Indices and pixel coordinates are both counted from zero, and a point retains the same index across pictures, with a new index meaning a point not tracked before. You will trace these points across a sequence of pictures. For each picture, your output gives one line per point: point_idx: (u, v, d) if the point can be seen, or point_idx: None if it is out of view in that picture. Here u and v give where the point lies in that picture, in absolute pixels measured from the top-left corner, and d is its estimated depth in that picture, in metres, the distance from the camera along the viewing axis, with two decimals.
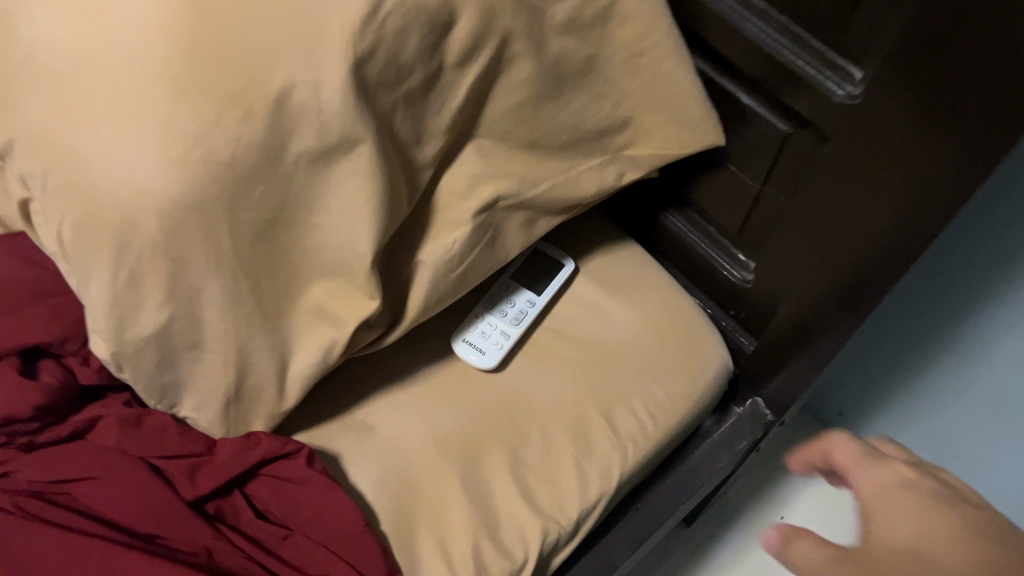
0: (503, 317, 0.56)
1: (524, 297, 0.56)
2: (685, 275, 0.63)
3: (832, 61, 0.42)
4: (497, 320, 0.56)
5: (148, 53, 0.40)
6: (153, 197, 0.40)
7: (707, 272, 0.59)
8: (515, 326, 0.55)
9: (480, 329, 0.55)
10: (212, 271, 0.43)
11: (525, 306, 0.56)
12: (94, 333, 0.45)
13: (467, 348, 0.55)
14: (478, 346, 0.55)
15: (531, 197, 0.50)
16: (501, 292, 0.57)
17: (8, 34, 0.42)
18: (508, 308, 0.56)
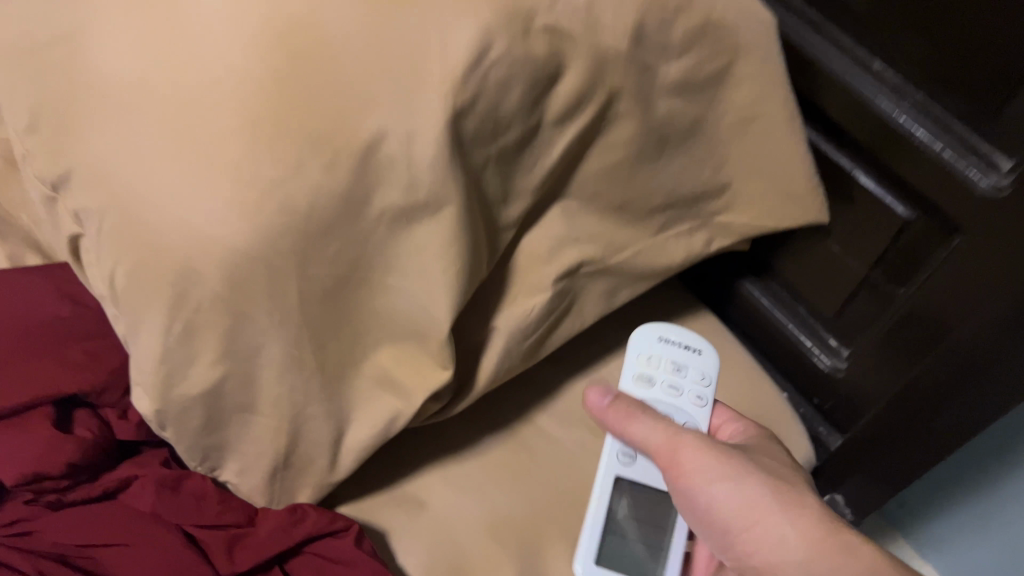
0: (665, 405, 0.44)
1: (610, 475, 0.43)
2: (766, 355, 0.59)
3: (978, 149, 0.38)
4: (671, 388, 0.45)
5: (231, 84, 0.36)
6: (218, 243, 0.37)
7: (790, 353, 0.55)
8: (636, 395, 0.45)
9: (691, 380, 0.45)
10: (275, 328, 0.39)
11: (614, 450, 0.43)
12: (139, 384, 0.41)
13: (689, 339, 0.47)
14: (675, 338, 0.46)
15: (614, 264, 0.46)
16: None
17: (77, 58, 0.39)
18: (661, 400, 0.44)
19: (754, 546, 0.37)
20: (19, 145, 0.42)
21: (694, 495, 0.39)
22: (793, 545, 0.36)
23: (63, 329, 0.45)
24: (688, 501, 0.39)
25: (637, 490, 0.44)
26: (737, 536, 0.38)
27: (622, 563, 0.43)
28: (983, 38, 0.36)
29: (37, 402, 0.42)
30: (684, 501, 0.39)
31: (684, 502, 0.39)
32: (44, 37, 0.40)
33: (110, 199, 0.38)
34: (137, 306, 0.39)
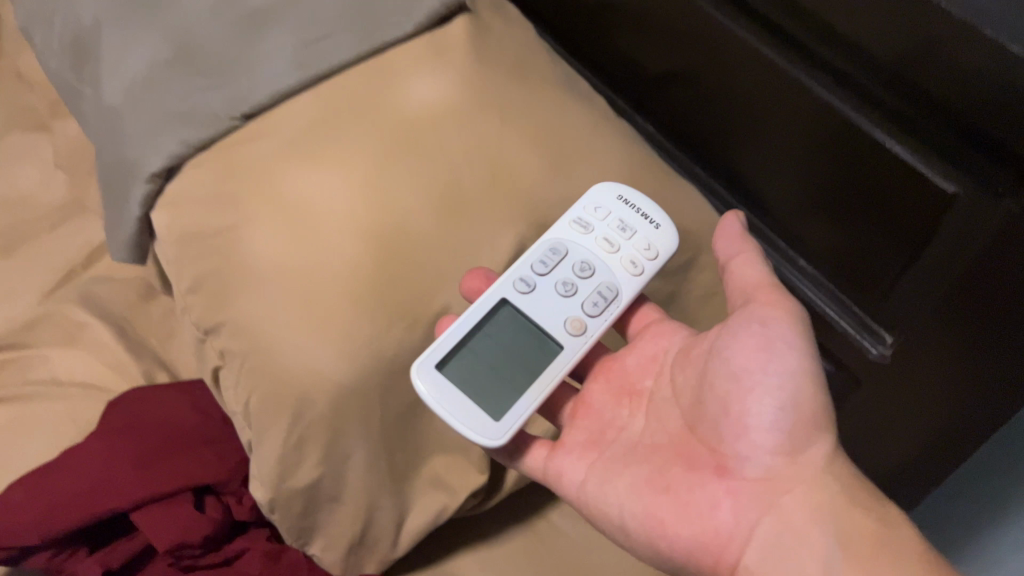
0: (592, 257, 0.52)
1: (496, 292, 0.50)
2: None
3: (868, 325, 0.54)
4: (608, 242, 0.53)
5: (347, 270, 0.52)
6: (328, 380, 0.51)
7: None
8: (570, 234, 0.53)
9: (633, 243, 0.52)
10: (361, 442, 0.53)
11: (531, 258, 0.52)
12: (256, 479, 0.55)
13: (650, 210, 0.53)
14: (634, 203, 0.54)
15: None
16: (583, 331, 0.50)
17: (232, 241, 0.55)
18: (575, 282, 0.52)
19: (783, 429, 0.42)
20: (180, 299, 0.58)
21: (756, 352, 0.43)
22: (790, 471, 0.42)
23: (197, 435, 0.60)
24: (750, 365, 0.43)
25: (519, 317, 0.50)
26: (750, 425, 0.42)
27: (467, 368, 0.48)
28: (858, 253, 0.52)
29: (183, 489, 0.56)
30: (739, 359, 0.43)
31: (747, 339, 0.43)
32: (207, 227, 0.56)
33: (252, 346, 0.53)
34: (265, 423, 0.53)
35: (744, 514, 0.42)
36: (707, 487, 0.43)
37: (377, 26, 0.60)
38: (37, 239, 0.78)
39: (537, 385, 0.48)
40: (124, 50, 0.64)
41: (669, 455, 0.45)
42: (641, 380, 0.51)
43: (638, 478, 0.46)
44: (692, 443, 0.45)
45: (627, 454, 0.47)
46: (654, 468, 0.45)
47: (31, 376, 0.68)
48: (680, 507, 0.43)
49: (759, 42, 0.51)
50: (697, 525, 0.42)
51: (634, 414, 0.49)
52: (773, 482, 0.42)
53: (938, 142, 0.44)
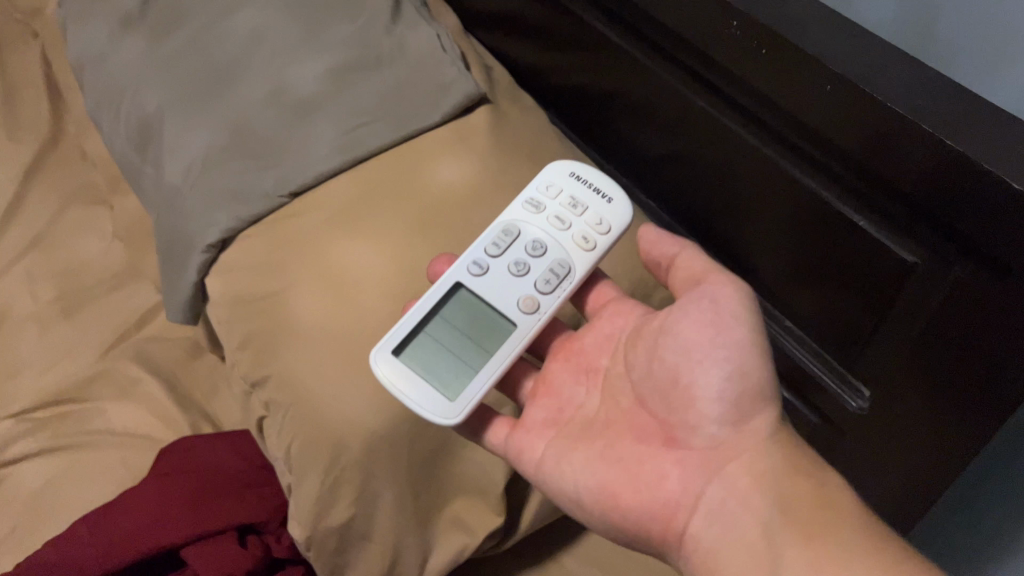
0: (545, 235, 0.55)
1: (449, 278, 0.53)
2: None
3: (848, 380, 0.61)
4: (559, 219, 0.55)
5: (382, 331, 0.59)
6: (363, 427, 0.58)
7: None
8: (523, 216, 0.56)
9: (585, 219, 0.55)
10: (390, 484, 0.59)
11: (486, 241, 0.55)
12: (294, 518, 0.61)
13: (603, 186, 0.56)
14: (587, 179, 0.56)
15: None
16: (535, 309, 0.52)
17: (280, 305, 0.62)
18: (528, 260, 0.54)
19: (731, 393, 0.46)
20: (231, 356, 0.65)
21: (704, 327, 0.46)
22: (735, 440, 0.46)
23: (241, 479, 0.66)
24: (699, 340, 0.46)
25: (475, 300, 0.54)
26: (699, 396, 0.46)
27: (427, 352, 0.52)
28: (834, 314, 0.59)
29: (228, 527, 0.62)
30: (688, 332, 0.47)
31: (694, 316, 0.47)
32: (258, 292, 0.64)
33: (295, 398, 0.60)
34: (305, 468, 0.59)
35: (693, 482, 0.46)
36: (655, 460, 0.47)
37: (408, 116, 0.68)
38: (96, 302, 0.86)
39: (496, 359, 0.51)
40: (184, 136, 0.72)
41: (618, 428, 0.50)
42: (598, 360, 0.54)
43: (592, 449, 0.50)
44: (640, 419, 0.50)
45: (586, 431, 0.51)
46: (607, 444, 0.50)
47: (87, 427, 0.75)
48: (632, 479, 0.47)
49: (743, 131, 0.58)
50: (650, 495, 0.46)
51: (590, 392, 0.53)
52: (720, 450, 0.46)
53: (884, 212, 0.51)
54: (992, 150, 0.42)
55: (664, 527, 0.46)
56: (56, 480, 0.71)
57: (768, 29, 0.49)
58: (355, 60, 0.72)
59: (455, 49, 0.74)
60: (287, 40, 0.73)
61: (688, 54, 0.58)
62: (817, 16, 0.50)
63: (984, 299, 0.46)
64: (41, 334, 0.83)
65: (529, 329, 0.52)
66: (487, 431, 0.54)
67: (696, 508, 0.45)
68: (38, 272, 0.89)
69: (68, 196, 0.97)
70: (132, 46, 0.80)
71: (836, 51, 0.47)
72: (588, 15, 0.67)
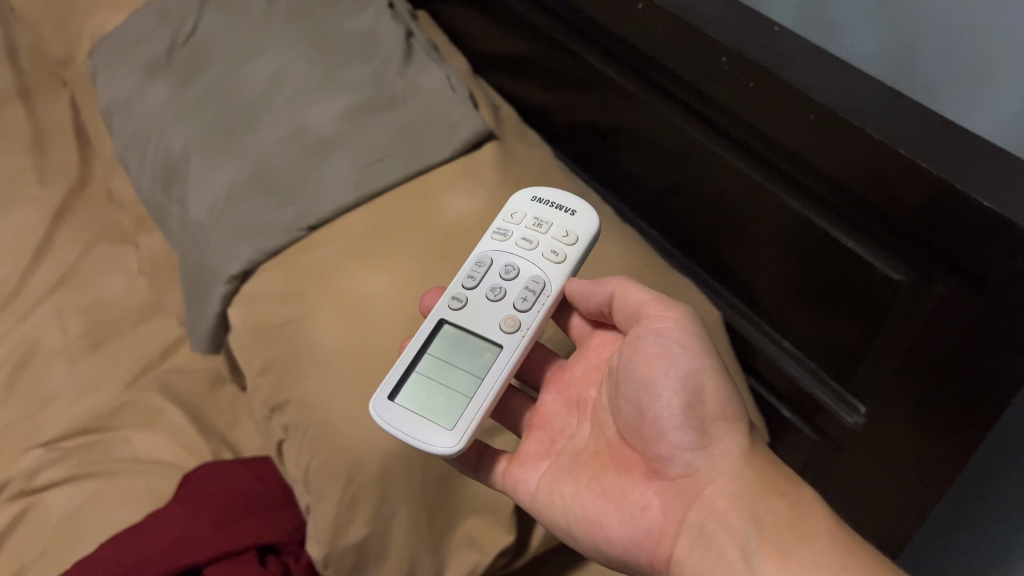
0: (515, 257, 0.57)
1: (432, 316, 0.56)
2: None
3: (845, 398, 0.63)
4: (527, 241, 0.57)
5: (394, 355, 0.62)
6: (378, 447, 0.60)
7: None
8: (495, 246, 0.58)
9: (551, 235, 0.56)
10: (405, 503, 0.61)
11: (462, 276, 0.57)
12: (313, 538, 0.63)
13: (564, 202, 0.57)
14: (548, 200, 0.58)
15: None
16: (516, 328, 0.54)
17: (299, 333, 0.66)
18: (503, 284, 0.56)
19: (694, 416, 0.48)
20: (252, 382, 0.68)
21: (655, 360, 0.49)
22: (709, 465, 0.47)
23: (260, 501, 0.68)
24: (652, 373, 0.49)
25: (461, 331, 0.55)
26: (666, 427, 0.48)
27: (420, 388, 0.54)
28: (827, 333, 0.62)
29: (248, 547, 0.64)
30: (644, 367, 0.50)
31: (645, 350, 0.50)
32: (277, 320, 0.67)
33: (314, 420, 0.63)
34: (323, 487, 0.62)
35: (673, 508, 0.48)
36: (636, 489, 0.49)
37: (420, 153, 0.72)
38: (122, 336, 0.89)
39: (487, 381, 0.52)
40: (208, 175, 0.76)
41: (604, 459, 0.52)
42: (586, 391, 0.57)
43: (578, 482, 0.52)
44: (623, 448, 0.52)
45: (573, 462, 0.54)
46: (593, 476, 0.52)
47: (113, 455, 0.78)
48: (616, 508, 0.49)
49: (737, 160, 0.61)
50: (634, 525, 0.48)
51: (581, 423, 0.56)
52: (696, 476, 0.47)
53: (869, 232, 0.53)
54: (963, 172, 0.45)
55: (650, 553, 0.48)
56: (83, 505, 0.74)
57: (756, 64, 0.53)
58: (369, 101, 0.76)
59: (464, 89, 0.78)
60: (306, 83, 0.78)
61: (680, 87, 0.62)
62: (800, 52, 0.53)
63: (966, 310, 0.49)
64: (70, 367, 0.87)
65: (515, 347, 0.53)
66: (484, 468, 0.56)
67: (678, 533, 0.47)
68: (68, 309, 0.93)
69: (96, 236, 1.02)
70: (158, 92, 0.85)
71: (818, 84, 0.51)
72: (589, 55, 0.71)
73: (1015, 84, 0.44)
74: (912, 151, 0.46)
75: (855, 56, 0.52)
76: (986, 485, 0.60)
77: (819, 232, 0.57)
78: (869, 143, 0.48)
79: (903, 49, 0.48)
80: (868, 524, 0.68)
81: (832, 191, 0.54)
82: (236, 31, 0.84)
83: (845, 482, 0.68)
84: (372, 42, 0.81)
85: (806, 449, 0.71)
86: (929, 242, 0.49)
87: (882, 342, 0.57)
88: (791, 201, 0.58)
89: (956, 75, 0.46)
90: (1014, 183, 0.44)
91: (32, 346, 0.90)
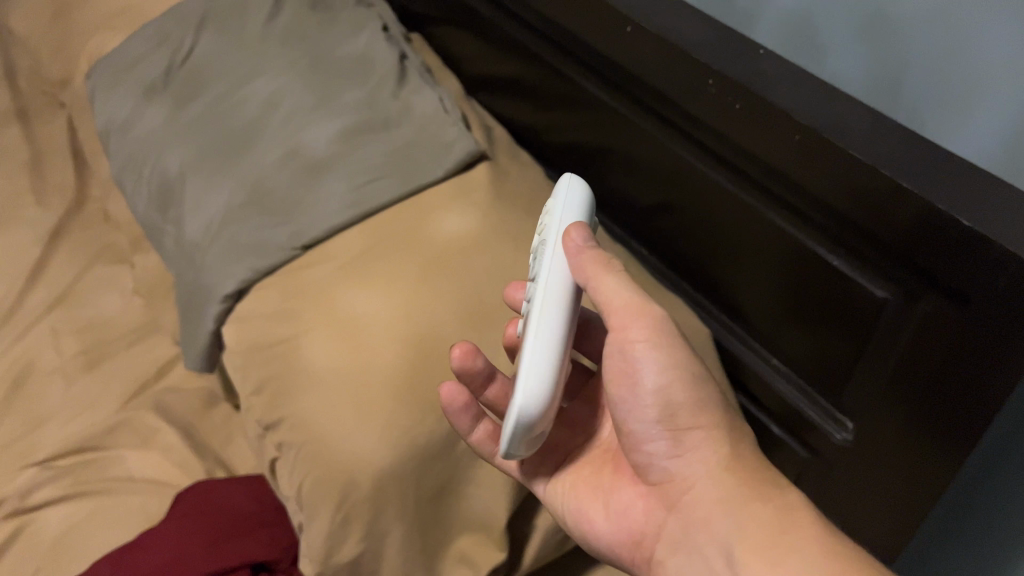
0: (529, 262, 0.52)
1: None
2: None
3: (834, 414, 0.64)
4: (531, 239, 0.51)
5: (386, 371, 0.62)
6: (370, 464, 0.60)
7: None
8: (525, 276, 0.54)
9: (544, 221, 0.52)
10: (398, 520, 0.62)
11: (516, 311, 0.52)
12: (307, 555, 0.63)
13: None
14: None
15: None
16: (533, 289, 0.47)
17: (294, 351, 0.66)
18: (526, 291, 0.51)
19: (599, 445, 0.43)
20: (246, 401, 0.69)
21: (622, 379, 0.47)
22: (689, 475, 0.47)
23: (253, 518, 0.69)
24: (622, 394, 0.48)
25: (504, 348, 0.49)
26: (642, 441, 0.48)
27: None
28: (814, 348, 0.62)
29: (240, 565, 0.65)
30: (614, 386, 0.48)
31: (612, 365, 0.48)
32: (271, 337, 0.68)
33: (307, 437, 0.63)
34: (316, 504, 0.62)
35: (654, 512, 0.49)
36: (625, 488, 0.52)
37: (414, 173, 0.73)
38: (117, 356, 0.90)
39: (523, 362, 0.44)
40: (204, 195, 0.77)
41: (605, 462, 0.55)
42: None
43: (578, 475, 0.55)
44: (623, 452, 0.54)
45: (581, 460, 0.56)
46: (592, 471, 0.55)
47: (107, 474, 0.78)
48: (606, 504, 0.52)
49: (726, 180, 0.62)
50: (620, 521, 0.51)
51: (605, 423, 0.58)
52: (675, 484, 0.48)
53: (855, 250, 0.54)
54: (943, 190, 0.46)
55: (632, 549, 0.50)
56: (76, 524, 0.74)
57: (740, 87, 0.54)
58: (363, 122, 0.77)
59: (457, 110, 0.79)
60: (301, 105, 0.79)
61: (668, 109, 0.63)
62: (785, 74, 0.54)
63: (948, 325, 0.49)
64: (65, 387, 0.87)
65: (539, 305, 0.45)
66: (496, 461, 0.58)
67: (658, 535, 0.48)
68: (63, 329, 0.93)
69: (92, 256, 1.02)
70: (155, 114, 0.86)
71: (802, 105, 0.52)
72: (580, 77, 0.72)
73: (994, 112, 0.44)
74: (893, 171, 0.47)
75: (840, 78, 0.53)
76: (973, 495, 0.61)
77: (805, 250, 0.58)
78: (851, 163, 0.49)
79: (885, 72, 0.49)
80: (852, 537, 0.68)
81: (817, 209, 0.55)
82: (232, 54, 0.85)
83: (835, 497, 0.68)
84: (366, 64, 0.82)
85: (795, 464, 0.71)
86: (912, 259, 0.49)
87: (870, 358, 0.57)
88: (777, 219, 0.59)
89: (935, 98, 0.47)
90: (992, 200, 0.45)
91: (27, 365, 0.90)
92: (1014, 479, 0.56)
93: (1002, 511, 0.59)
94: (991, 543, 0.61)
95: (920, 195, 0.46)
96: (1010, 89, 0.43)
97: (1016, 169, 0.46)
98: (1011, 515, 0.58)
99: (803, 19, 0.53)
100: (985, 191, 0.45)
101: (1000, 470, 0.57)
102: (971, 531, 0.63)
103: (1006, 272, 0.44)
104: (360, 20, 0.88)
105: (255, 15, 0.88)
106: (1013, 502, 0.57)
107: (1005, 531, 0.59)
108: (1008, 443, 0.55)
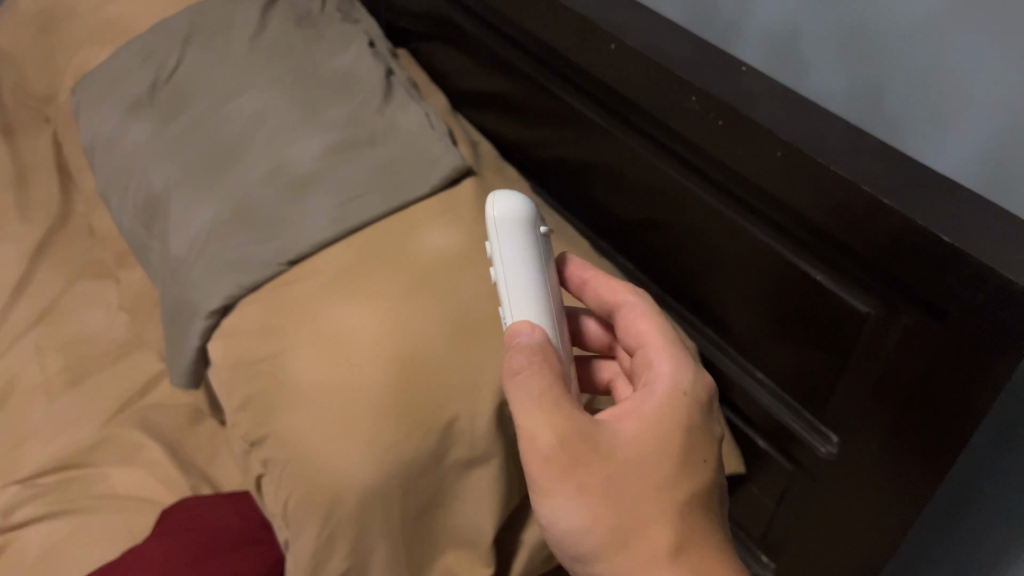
0: None
1: None
2: (757, 544, 0.82)
3: (819, 428, 0.64)
4: None
5: (370, 387, 0.62)
6: (356, 481, 0.60)
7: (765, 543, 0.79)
8: None
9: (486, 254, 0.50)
10: (383, 537, 0.61)
11: None
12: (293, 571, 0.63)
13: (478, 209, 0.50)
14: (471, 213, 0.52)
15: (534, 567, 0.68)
16: None
17: (278, 367, 0.66)
18: None
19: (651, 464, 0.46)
20: (231, 417, 0.68)
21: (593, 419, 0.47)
22: None
23: (238, 535, 0.68)
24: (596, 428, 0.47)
25: None
26: None
27: None
28: (799, 362, 0.63)
29: None
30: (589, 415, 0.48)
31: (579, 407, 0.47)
32: (257, 354, 0.68)
33: (291, 454, 0.63)
34: (302, 521, 0.62)
35: None
36: None
37: (400, 189, 0.73)
38: (101, 372, 0.89)
39: None
40: (189, 212, 0.76)
41: None
42: None
43: None
44: None
45: None
46: None
47: (90, 491, 0.77)
48: None
49: (709, 197, 0.62)
50: None
51: None
52: None
53: (838, 266, 0.55)
54: (923, 207, 0.46)
55: None
56: (58, 542, 0.73)
57: (723, 104, 0.54)
58: (350, 137, 0.77)
59: (443, 126, 0.79)
60: (286, 121, 0.79)
61: (653, 125, 0.63)
62: (767, 91, 0.55)
63: (930, 340, 0.50)
64: (48, 404, 0.87)
65: None
66: None
67: None
68: (47, 344, 0.93)
69: (78, 272, 1.02)
70: (141, 128, 0.86)
71: (783, 122, 0.52)
72: (566, 93, 0.72)
73: (974, 128, 0.45)
74: (875, 186, 0.48)
75: (822, 95, 0.53)
76: (960, 507, 0.61)
77: (789, 265, 0.58)
78: (834, 180, 0.49)
79: (866, 89, 0.50)
80: (836, 551, 0.69)
81: (801, 223, 0.55)
82: (218, 70, 0.86)
83: (818, 510, 0.69)
84: (352, 80, 0.83)
85: (779, 476, 0.72)
86: (894, 273, 0.50)
87: (854, 371, 0.58)
88: (761, 233, 0.59)
89: (918, 113, 0.48)
90: (972, 219, 0.45)
91: (11, 383, 0.90)
92: (998, 490, 0.56)
93: (986, 521, 0.59)
94: (976, 553, 0.61)
95: (904, 210, 0.46)
96: (990, 106, 0.43)
97: (997, 187, 0.46)
98: (996, 526, 0.58)
99: (785, 36, 0.54)
100: (967, 204, 0.46)
101: (983, 481, 0.57)
102: (957, 540, 0.63)
103: (988, 287, 0.44)
104: (346, 37, 0.88)
105: (241, 30, 0.88)
106: (998, 514, 0.57)
107: (992, 544, 0.59)
108: (990, 456, 0.55)
